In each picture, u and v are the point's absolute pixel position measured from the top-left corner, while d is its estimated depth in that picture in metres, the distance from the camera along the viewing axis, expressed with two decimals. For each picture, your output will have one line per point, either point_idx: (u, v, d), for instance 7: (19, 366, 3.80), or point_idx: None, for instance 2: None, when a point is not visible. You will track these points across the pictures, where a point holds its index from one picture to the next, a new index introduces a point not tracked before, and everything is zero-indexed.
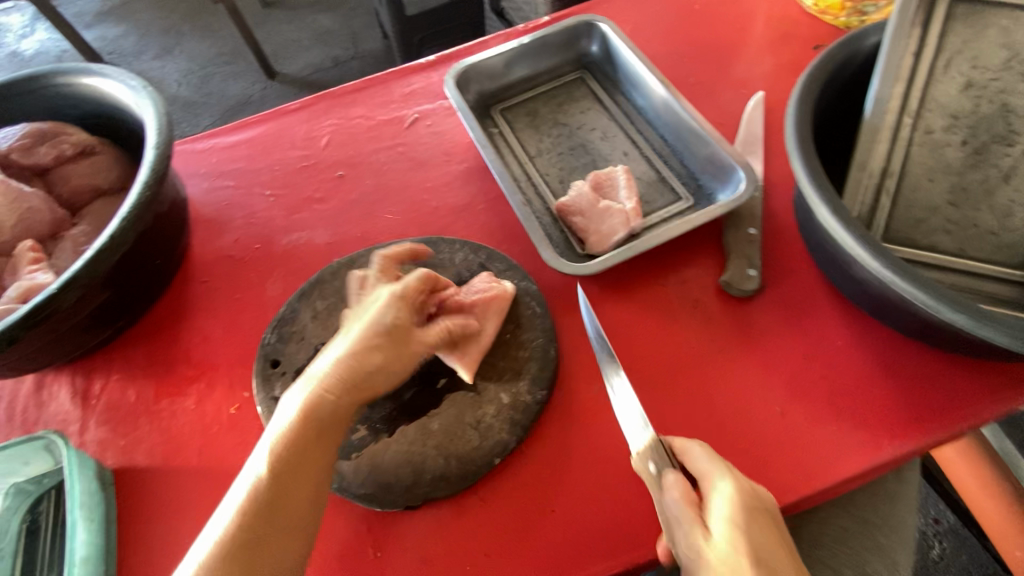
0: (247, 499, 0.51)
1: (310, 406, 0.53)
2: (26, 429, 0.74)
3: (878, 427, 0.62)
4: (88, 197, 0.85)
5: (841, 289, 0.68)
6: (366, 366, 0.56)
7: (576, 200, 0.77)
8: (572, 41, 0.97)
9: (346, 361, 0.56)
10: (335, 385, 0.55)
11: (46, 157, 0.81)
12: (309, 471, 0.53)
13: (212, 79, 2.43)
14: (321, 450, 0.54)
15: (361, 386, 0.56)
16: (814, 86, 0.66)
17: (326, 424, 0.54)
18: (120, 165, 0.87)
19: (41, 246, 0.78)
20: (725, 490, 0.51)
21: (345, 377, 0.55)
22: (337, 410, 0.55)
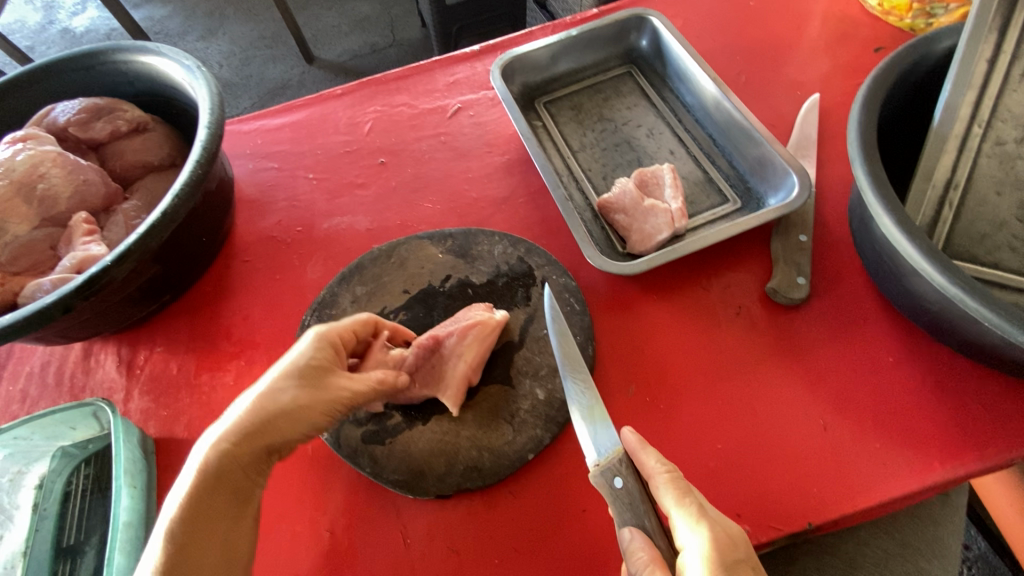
0: (165, 542, 0.50)
1: (224, 447, 0.53)
2: (74, 394, 0.76)
3: (926, 447, 0.60)
4: (140, 173, 0.87)
5: (896, 303, 0.65)
6: (274, 409, 0.55)
7: (620, 197, 0.76)
8: (622, 34, 0.95)
9: (256, 404, 0.55)
10: (241, 427, 0.54)
11: (102, 131, 0.84)
12: (216, 516, 0.52)
13: (253, 61, 2.47)
14: (230, 493, 0.53)
15: (266, 430, 0.55)
16: (882, 90, 0.63)
17: (231, 469, 0.54)
18: (171, 144, 0.89)
19: (94, 219, 0.80)
20: (698, 533, 0.48)
21: (251, 421, 0.54)
22: (248, 454, 0.54)
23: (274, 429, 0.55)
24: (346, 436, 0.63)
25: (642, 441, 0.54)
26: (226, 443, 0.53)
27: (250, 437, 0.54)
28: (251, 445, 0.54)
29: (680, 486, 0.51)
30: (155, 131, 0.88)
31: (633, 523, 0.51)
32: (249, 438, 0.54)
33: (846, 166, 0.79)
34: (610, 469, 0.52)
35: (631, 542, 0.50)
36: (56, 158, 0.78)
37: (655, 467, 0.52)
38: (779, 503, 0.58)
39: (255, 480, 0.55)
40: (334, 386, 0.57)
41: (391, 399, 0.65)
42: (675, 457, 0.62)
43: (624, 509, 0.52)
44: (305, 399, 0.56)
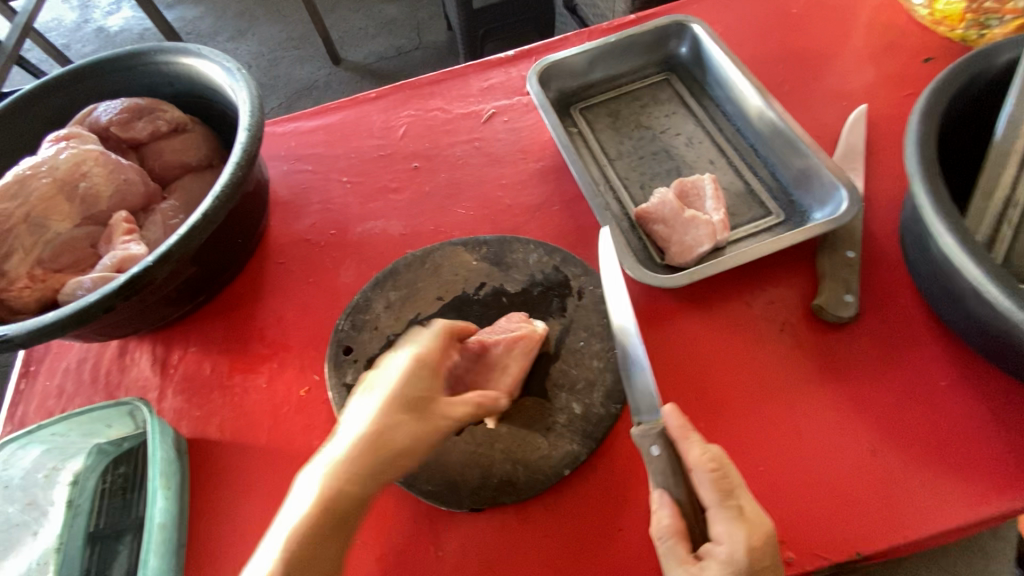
0: None
1: (342, 484, 0.50)
2: (109, 392, 0.77)
3: (984, 478, 0.57)
4: (177, 174, 0.87)
5: (950, 325, 0.63)
6: (386, 439, 0.53)
7: (659, 207, 0.74)
8: (661, 41, 0.93)
9: (359, 437, 0.52)
10: (363, 453, 0.51)
11: (143, 131, 0.84)
12: (326, 549, 0.49)
13: (281, 63, 2.50)
14: (341, 537, 0.50)
15: (380, 464, 0.52)
16: (940, 103, 0.60)
17: (349, 510, 0.50)
18: (209, 145, 0.89)
19: (133, 218, 0.80)
20: (723, 528, 0.47)
21: (371, 444, 0.52)
22: (360, 488, 0.51)
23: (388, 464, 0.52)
24: None
25: (688, 425, 0.53)
26: (339, 469, 0.50)
27: (368, 467, 0.51)
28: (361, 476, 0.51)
29: (720, 483, 0.49)
30: (194, 131, 0.89)
31: (665, 489, 0.53)
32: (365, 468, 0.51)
33: (895, 180, 0.76)
34: (648, 437, 0.54)
35: (656, 507, 0.51)
36: (97, 157, 0.78)
37: (693, 455, 0.50)
38: (825, 530, 0.56)
39: (357, 514, 0.51)
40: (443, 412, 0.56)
41: None
42: None
43: (656, 477, 0.53)
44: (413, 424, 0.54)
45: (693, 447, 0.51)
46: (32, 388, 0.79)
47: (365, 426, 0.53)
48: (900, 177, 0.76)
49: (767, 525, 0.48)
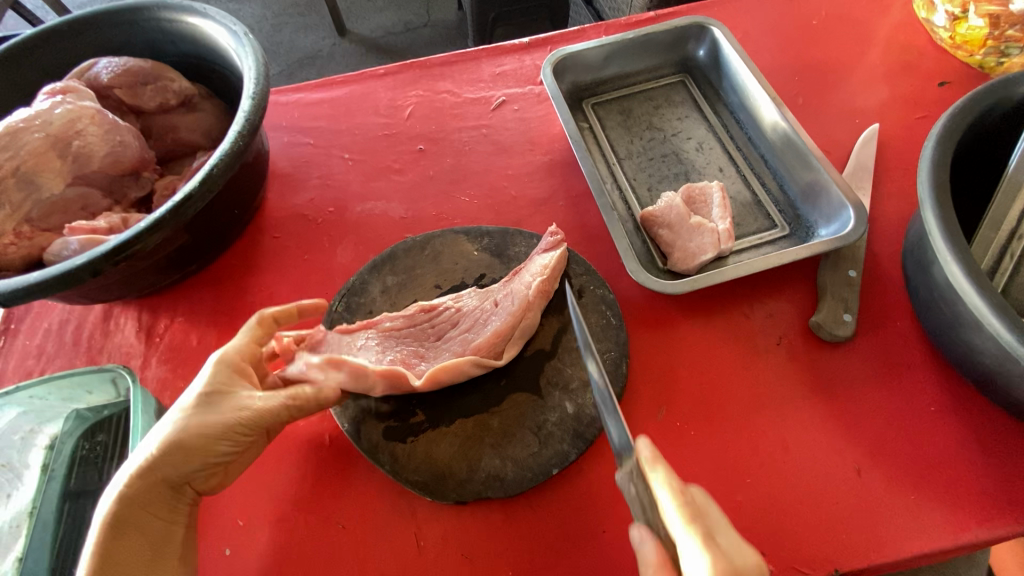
0: (165, 441, 0.53)
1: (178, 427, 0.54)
2: (91, 356, 0.75)
3: (963, 504, 0.58)
4: (187, 152, 0.86)
5: (944, 351, 0.63)
6: (186, 441, 0.53)
7: (665, 211, 0.74)
8: (680, 42, 0.92)
9: (180, 428, 0.54)
10: (157, 483, 0.53)
11: (151, 102, 0.82)
12: (161, 503, 0.54)
13: (284, 28, 2.43)
14: (164, 496, 0.54)
15: (201, 452, 0.54)
16: (960, 128, 0.60)
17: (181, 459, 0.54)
18: (217, 121, 0.87)
19: (115, 199, 0.79)
20: (704, 561, 0.45)
21: (176, 453, 0.53)
22: (153, 475, 0.53)
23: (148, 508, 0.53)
24: (368, 430, 0.62)
25: (659, 458, 0.50)
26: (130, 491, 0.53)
27: (154, 501, 0.54)
28: (140, 523, 0.53)
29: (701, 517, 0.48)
30: (204, 107, 0.86)
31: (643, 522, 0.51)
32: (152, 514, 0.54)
33: (902, 204, 0.76)
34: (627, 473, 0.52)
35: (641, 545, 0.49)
36: (94, 115, 0.75)
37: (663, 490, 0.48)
38: (807, 546, 0.57)
39: (172, 484, 0.54)
40: (235, 404, 0.56)
41: (415, 396, 0.64)
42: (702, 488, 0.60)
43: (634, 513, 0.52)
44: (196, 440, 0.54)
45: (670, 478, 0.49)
46: (11, 346, 0.77)
47: (173, 431, 0.54)
48: (908, 200, 0.76)
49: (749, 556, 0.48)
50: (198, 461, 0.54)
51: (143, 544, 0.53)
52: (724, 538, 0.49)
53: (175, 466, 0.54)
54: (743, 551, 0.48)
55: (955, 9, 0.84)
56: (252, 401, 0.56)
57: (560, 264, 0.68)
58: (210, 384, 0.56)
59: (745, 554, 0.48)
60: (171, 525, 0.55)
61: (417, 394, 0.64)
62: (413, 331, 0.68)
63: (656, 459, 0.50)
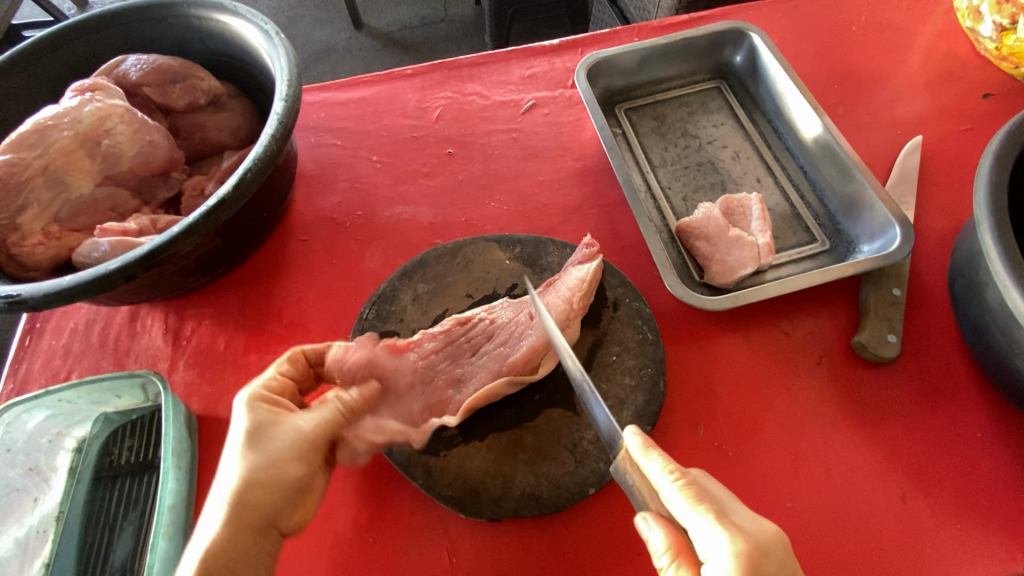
0: (233, 494, 0.47)
1: (249, 475, 0.48)
2: (117, 358, 0.74)
3: (1012, 536, 0.56)
4: (214, 152, 0.85)
5: (992, 376, 0.61)
6: (257, 486, 0.48)
7: (703, 223, 0.72)
8: (716, 47, 0.90)
9: (247, 476, 0.48)
10: (238, 546, 0.47)
11: (179, 101, 0.81)
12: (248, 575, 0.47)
13: (300, 21, 2.42)
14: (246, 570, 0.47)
15: (272, 492, 0.49)
16: (1018, 145, 0.58)
17: (268, 499, 0.48)
18: (245, 121, 0.86)
19: (142, 200, 0.78)
20: (722, 537, 0.44)
21: (248, 504, 0.47)
22: (250, 531, 0.47)
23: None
24: (400, 443, 0.61)
25: (650, 441, 0.50)
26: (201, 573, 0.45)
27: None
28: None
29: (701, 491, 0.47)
30: (232, 107, 0.85)
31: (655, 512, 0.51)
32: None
33: (946, 220, 0.74)
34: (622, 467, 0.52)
35: (649, 531, 0.47)
36: (123, 114, 0.74)
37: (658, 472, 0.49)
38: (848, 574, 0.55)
39: (262, 552, 0.48)
40: (289, 430, 0.51)
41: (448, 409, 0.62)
42: None
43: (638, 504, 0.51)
44: (264, 482, 0.48)
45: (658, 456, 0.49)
46: (36, 346, 0.76)
47: (238, 482, 0.47)
48: (952, 216, 0.74)
49: (766, 530, 0.46)
50: (272, 505, 0.49)
51: None
52: (736, 513, 0.48)
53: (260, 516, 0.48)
54: (757, 523, 0.47)
55: (1003, 19, 0.83)
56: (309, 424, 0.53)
57: (596, 277, 0.67)
58: (260, 411, 0.51)
59: (761, 526, 0.47)
60: None
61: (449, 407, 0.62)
62: (451, 349, 0.66)
63: (645, 441, 0.50)
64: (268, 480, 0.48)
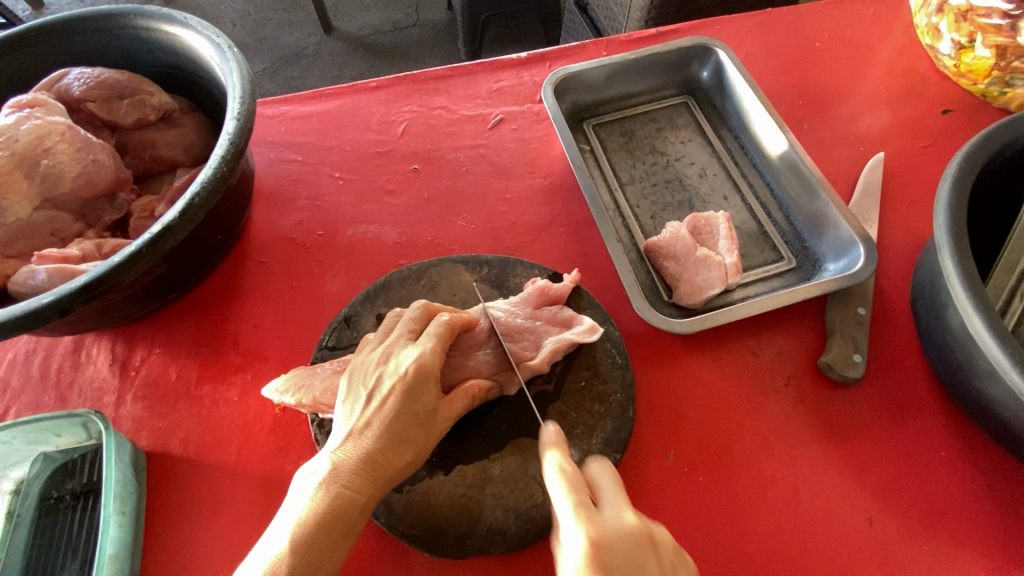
0: (324, 488, 0.49)
1: (334, 482, 0.50)
2: (59, 392, 0.70)
3: (976, 556, 0.56)
4: (166, 170, 0.81)
5: (954, 395, 0.62)
6: (347, 475, 0.50)
7: (671, 243, 0.71)
8: (683, 62, 0.90)
9: (337, 474, 0.50)
10: (320, 535, 0.48)
11: (127, 117, 0.77)
12: None
13: (268, 25, 2.35)
14: None
15: (373, 485, 0.51)
16: (974, 167, 0.59)
17: (343, 515, 0.49)
18: (199, 137, 0.83)
19: (84, 223, 0.73)
20: (576, 528, 0.45)
21: (334, 508, 0.49)
22: (330, 530, 0.48)
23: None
24: None
25: (555, 436, 0.51)
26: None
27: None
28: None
29: (573, 479, 0.47)
30: (186, 123, 0.82)
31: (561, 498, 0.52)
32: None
33: (907, 236, 0.75)
34: None
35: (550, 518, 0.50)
36: (65, 132, 0.70)
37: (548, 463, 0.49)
38: None
39: (330, 563, 0.48)
40: (441, 416, 0.56)
41: None
42: (713, 538, 0.58)
43: None
44: (418, 394, 0.54)
45: (550, 444, 0.50)
46: None
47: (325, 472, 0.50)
48: (914, 234, 0.75)
49: (629, 524, 0.45)
50: (352, 520, 0.50)
51: None
52: (609, 507, 0.47)
53: (326, 526, 0.48)
54: (621, 513, 0.46)
55: (962, 38, 0.82)
56: (404, 376, 0.54)
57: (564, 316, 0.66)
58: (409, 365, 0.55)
59: (625, 517, 0.45)
60: None
61: None
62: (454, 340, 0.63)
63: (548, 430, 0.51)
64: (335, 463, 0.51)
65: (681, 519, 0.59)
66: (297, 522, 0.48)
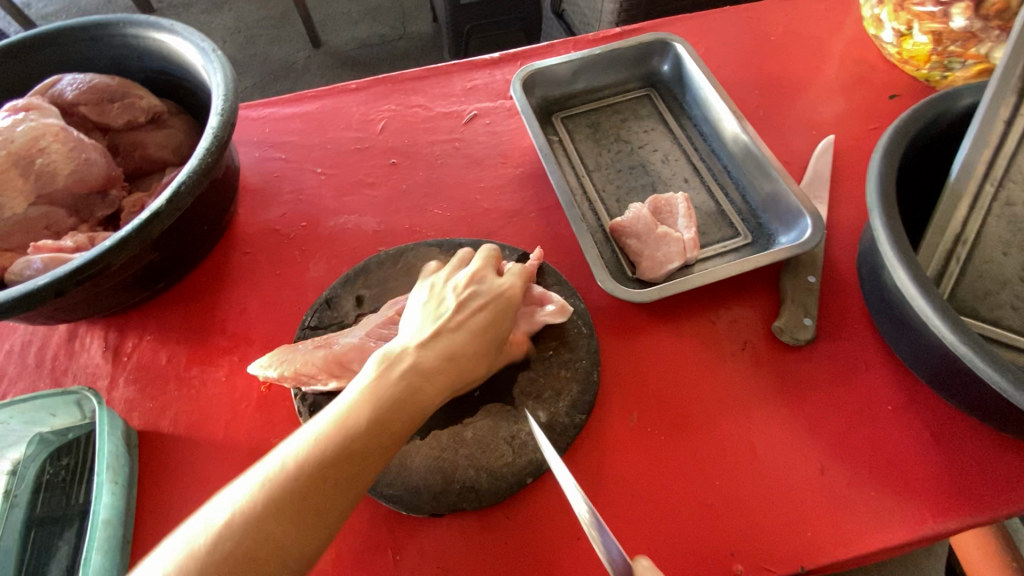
0: (384, 376, 0.53)
1: (398, 373, 0.53)
2: (54, 378, 0.73)
3: (920, 499, 0.60)
4: (156, 169, 0.85)
5: (898, 351, 0.66)
6: (417, 369, 0.55)
7: (634, 222, 0.76)
8: (645, 57, 0.95)
9: (359, 399, 0.51)
10: (375, 417, 0.50)
11: (118, 119, 0.81)
12: (344, 490, 0.47)
13: (258, 41, 2.41)
14: (347, 473, 0.47)
15: (392, 417, 0.51)
16: (903, 139, 0.64)
17: (401, 405, 0.52)
18: (187, 137, 0.87)
19: (77, 219, 0.77)
20: None
21: (393, 397, 0.52)
22: (385, 415, 0.51)
23: (366, 455, 0.48)
24: None
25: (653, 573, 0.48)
26: (233, 526, 0.42)
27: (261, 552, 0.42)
28: (337, 492, 0.46)
29: None
30: (174, 124, 0.86)
31: None
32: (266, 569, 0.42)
33: (856, 210, 0.80)
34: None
35: None
36: (59, 133, 0.74)
37: None
38: (772, 544, 0.58)
39: (376, 448, 0.49)
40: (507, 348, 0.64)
41: None
42: (676, 492, 0.62)
43: None
44: (500, 318, 0.63)
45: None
46: None
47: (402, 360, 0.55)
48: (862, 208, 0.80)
49: None
50: (414, 414, 0.53)
51: (318, 502, 0.45)
52: None
53: (383, 412, 0.51)
54: None
55: (900, 26, 0.87)
56: (495, 296, 0.63)
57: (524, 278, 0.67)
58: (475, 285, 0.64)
59: None
60: (341, 489, 0.47)
61: None
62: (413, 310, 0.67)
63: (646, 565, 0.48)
64: (405, 359, 0.55)
65: (644, 474, 0.63)
66: (359, 402, 0.50)
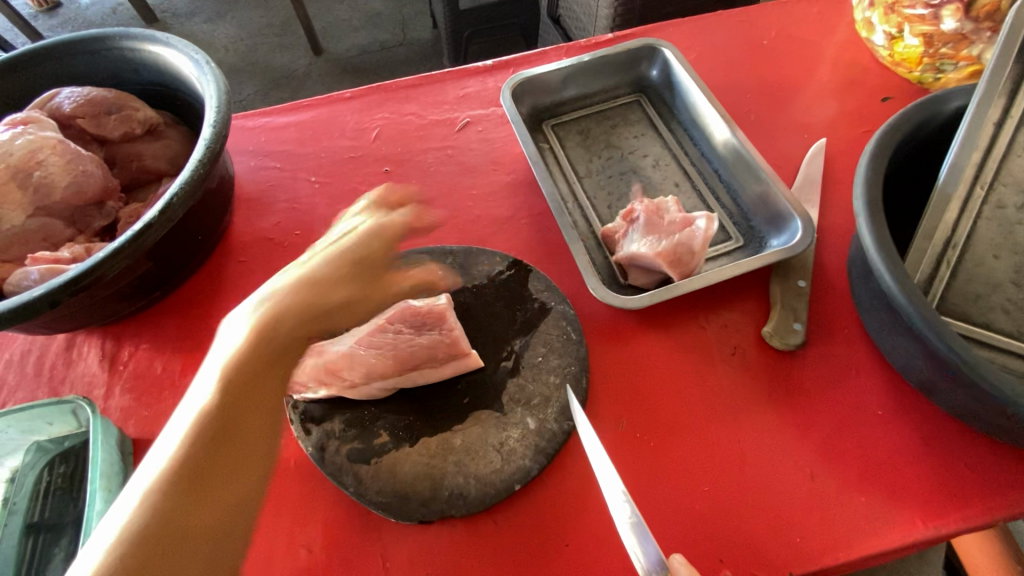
0: (260, 322, 0.65)
1: (268, 318, 0.66)
2: (52, 387, 0.74)
3: (911, 504, 0.60)
4: (153, 180, 0.86)
5: (888, 356, 0.66)
6: (305, 287, 0.69)
7: (624, 228, 0.76)
8: (634, 62, 0.95)
9: (235, 356, 0.62)
10: (248, 360, 0.62)
11: (115, 131, 0.82)
12: (249, 420, 0.60)
13: (260, 49, 2.44)
14: (247, 408, 0.60)
15: (287, 354, 0.66)
16: (891, 143, 0.63)
17: (276, 337, 0.66)
18: (183, 147, 0.88)
19: (74, 230, 0.78)
20: None
21: (263, 331, 0.64)
22: (257, 354, 0.63)
23: (253, 386, 0.62)
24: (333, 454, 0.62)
25: None
26: (168, 470, 0.53)
27: (195, 487, 0.53)
28: (238, 418, 0.59)
29: None
30: (170, 135, 0.87)
31: None
32: (209, 510, 0.53)
33: (848, 214, 0.80)
34: None
35: None
36: (56, 146, 0.75)
37: None
38: (761, 550, 0.58)
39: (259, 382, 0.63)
40: None
41: (381, 418, 0.64)
42: (665, 497, 0.62)
43: None
44: None
45: None
46: None
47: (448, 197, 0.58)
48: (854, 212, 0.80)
49: None
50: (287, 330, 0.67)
51: (234, 429, 0.59)
52: None
53: (274, 350, 0.65)
54: None
55: (892, 29, 0.87)
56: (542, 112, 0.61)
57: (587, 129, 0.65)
58: None
59: None
60: (238, 416, 0.60)
61: (383, 416, 0.65)
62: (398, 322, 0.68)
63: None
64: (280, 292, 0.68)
65: (633, 480, 0.63)
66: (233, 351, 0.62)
